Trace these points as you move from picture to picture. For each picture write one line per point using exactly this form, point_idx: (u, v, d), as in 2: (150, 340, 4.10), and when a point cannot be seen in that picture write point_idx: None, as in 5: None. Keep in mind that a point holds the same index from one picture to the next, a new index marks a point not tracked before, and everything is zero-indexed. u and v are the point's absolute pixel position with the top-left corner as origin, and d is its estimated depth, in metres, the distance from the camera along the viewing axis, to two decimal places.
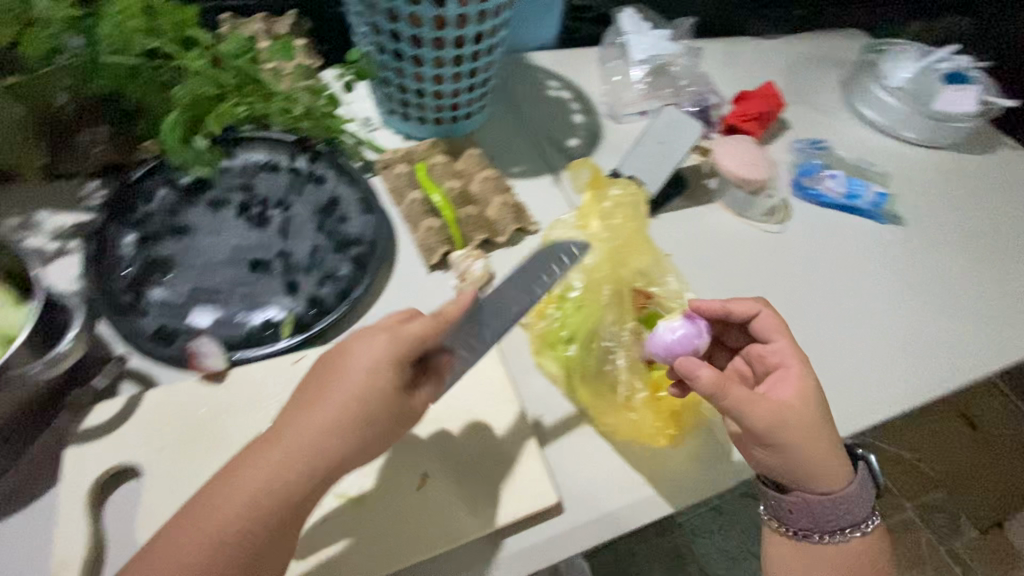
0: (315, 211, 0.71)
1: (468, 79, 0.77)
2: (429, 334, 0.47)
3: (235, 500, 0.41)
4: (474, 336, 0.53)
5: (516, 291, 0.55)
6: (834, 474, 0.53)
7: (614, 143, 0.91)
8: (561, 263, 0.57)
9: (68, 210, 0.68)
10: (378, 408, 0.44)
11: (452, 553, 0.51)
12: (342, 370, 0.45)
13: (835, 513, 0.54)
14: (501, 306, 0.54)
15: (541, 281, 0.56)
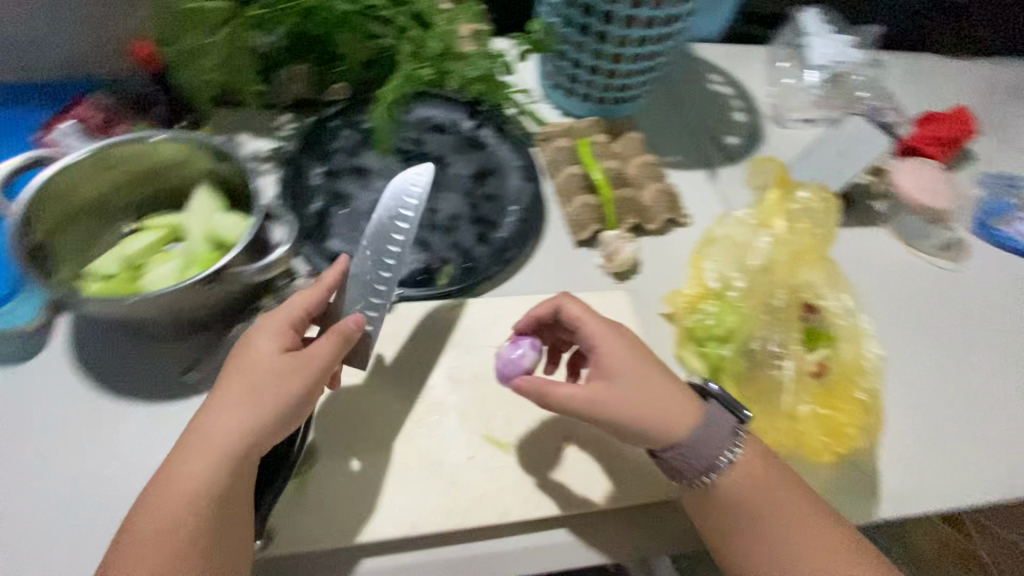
0: (477, 169, 0.73)
1: (644, 62, 0.76)
2: (309, 303, 0.50)
3: (169, 503, 0.41)
4: (376, 287, 0.54)
5: (405, 235, 0.56)
6: (684, 424, 0.48)
7: (774, 148, 0.86)
8: (407, 203, 0.57)
9: (262, 136, 0.74)
10: (277, 389, 0.44)
11: (579, 521, 0.52)
12: (240, 351, 0.46)
13: (696, 458, 0.47)
14: (381, 247, 0.55)
15: (394, 241, 0.56)
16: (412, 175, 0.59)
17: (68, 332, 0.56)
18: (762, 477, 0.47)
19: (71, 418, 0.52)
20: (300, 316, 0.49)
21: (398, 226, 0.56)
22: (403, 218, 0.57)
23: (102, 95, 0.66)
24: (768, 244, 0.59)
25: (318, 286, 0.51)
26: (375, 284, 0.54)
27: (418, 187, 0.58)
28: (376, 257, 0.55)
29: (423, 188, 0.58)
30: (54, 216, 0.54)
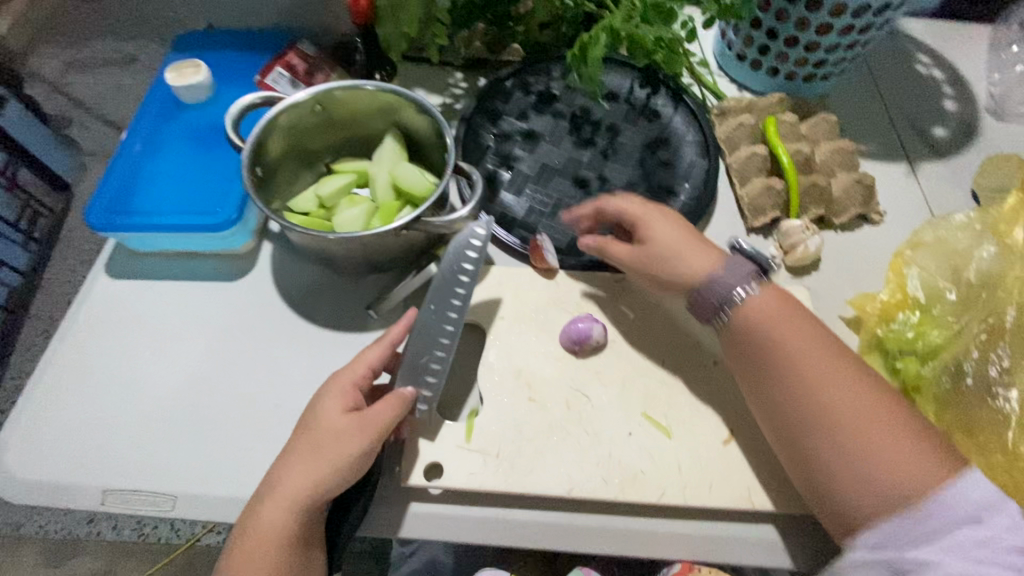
0: (647, 143, 0.70)
1: (854, 36, 0.68)
2: (374, 362, 0.50)
3: (261, 537, 0.44)
4: (440, 337, 0.51)
5: (465, 287, 0.53)
6: (693, 263, 0.53)
7: (993, 144, 0.74)
8: (471, 254, 0.54)
9: (439, 92, 0.76)
10: (340, 449, 0.45)
11: (733, 514, 0.50)
12: (308, 410, 0.48)
13: (718, 293, 0.51)
14: (444, 294, 0.53)
15: (460, 285, 0.53)
16: (469, 228, 0.55)
17: (275, 258, 0.62)
18: (815, 348, 0.47)
19: (277, 334, 0.58)
20: (362, 376, 0.49)
21: (460, 276, 0.53)
22: (466, 267, 0.54)
23: (308, 44, 0.71)
24: (994, 255, 0.52)
25: (384, 343, 0.51)
26: (437, 334, 0.51)
27: (479, 236, 0.55)
28: (433, 304, 0.52)
29: (484, 236, 0.55)
30: (274, 153, 0.59)
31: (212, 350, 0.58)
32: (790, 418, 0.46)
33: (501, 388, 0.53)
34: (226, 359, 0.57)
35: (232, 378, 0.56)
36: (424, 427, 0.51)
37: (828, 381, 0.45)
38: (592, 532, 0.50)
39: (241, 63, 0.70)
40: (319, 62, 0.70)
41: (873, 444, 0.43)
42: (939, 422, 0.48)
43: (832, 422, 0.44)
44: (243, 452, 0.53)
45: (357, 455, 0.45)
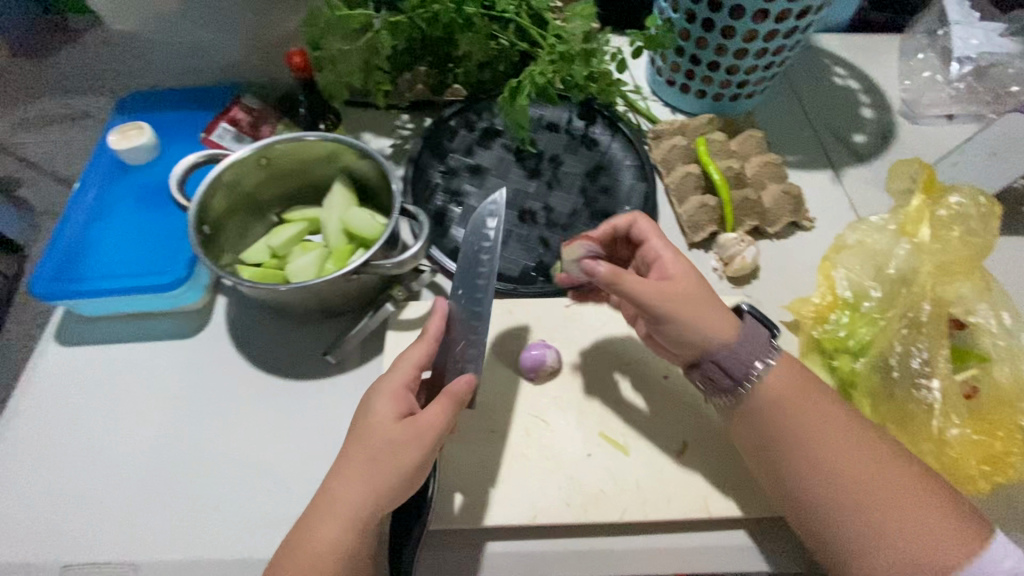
0: (588, 171, 0.74)
1: (769, 57, 0.73)
2: (421, 356, 0.50)
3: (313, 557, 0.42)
4: (471, 318, 0.53)
5: (485, 270, 0.54)
6: (724, 329, 0.50)
7: (909, 146, 0.79)
8: (486, 236, 0.56)
9: (386, 135, 0.78)
10: (399, 458, 0.44)
11: (699, 525, 0.52)
12: (359, 421, 0.47)
13: (740, 354, 0.49)
14: (471, 281, 0.55)
15: (481, 273, 0.54)
16: (480, 216, 0.57)
17: (231, 311, 0.63)
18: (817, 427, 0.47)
19: (237, 388, 0.58)
20: (409, 375, 0.49)
21: (482, 261, 0.55)
22: (484, 250, 0.56)
23: (252, 98, 0.73)
24: (909, 252, 0.55)
25: (428, 340, 0.51)
26: (467, 317, 0.53)
27: (491, 220, 0.57)
28: (463, 293, 0.55)
29: (498, 215, 0.57)
30: (221, 209, 0.60)
31: (173, 409, 0.58)
32: (792, 489, 0.46)
33: (462, 422, 0.54)
34: (188, 418, 0.57)
35: (195, 437, 0.56)
36: None
37: (826, 463, 0.45)
38: (559, 559, 0.50)
39: (185, 122, 0.71)
40: (264, 114, 0.72)
41: (886, 504, 0.43)
42: (876, 414, 0.51)
43: (837, 498, 0.44)
44: (208, 512, 0.52)
45: (417, 463, 0.45)
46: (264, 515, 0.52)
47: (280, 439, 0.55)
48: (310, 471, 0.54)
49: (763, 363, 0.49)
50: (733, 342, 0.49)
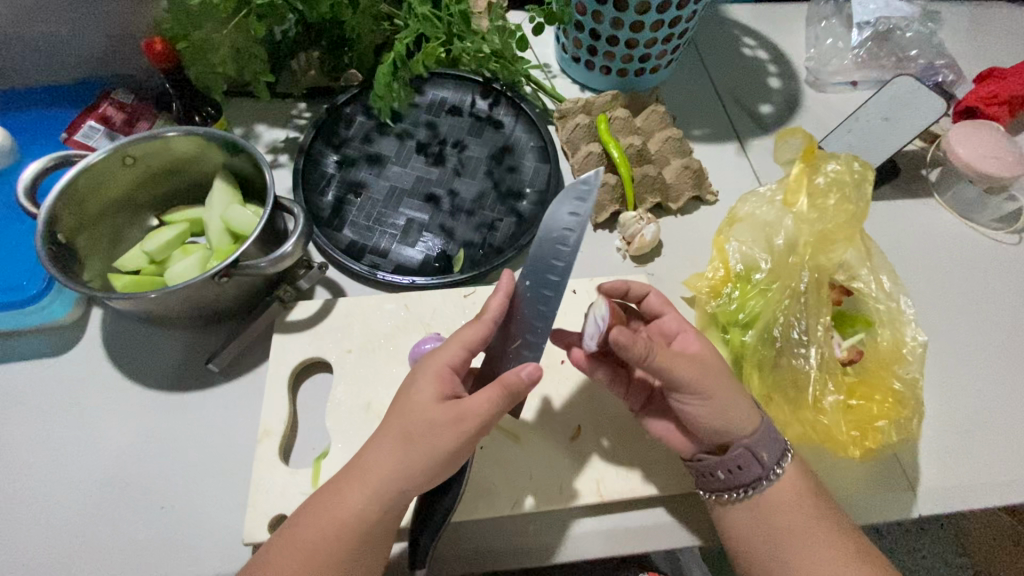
0: (491, 153, 0.71)
1: (668, 29, 0.71)
2: (474, 338, 0.44)
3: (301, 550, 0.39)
4: (537, 315, 0.44)
5: (558, 269, 0.42)
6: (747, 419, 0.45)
7: (813, 116, 0.80)
8: (568, 233, 0.41)
9: (279, 125, 0.74)
10: (436, 444, 0.39)
11: (594, 508, 0.52)
12: (400, 395, 0.42)
13: (772, 442, 0.45)
14: (540, 275, 0.43)
15: (556, 257, 0.42)
16: (569, 196, 0.41)
17: (106, 322, 0.59)
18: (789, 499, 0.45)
19: (109, 405, 0.54)
20: (457, 354, 0.43)
21: (555, 262, 0.42)
22: (562, 245, 0.42)
23: (123, 91, 0.67)
24: (793, 223, 0.54)
25: (484, 322, 0.44)
26: (532, 315, 0.44)
27: (580, 211, 0.41)
28: (531, 285, 0.44)
29: (586, 212, 0.40)
30: (79, 214, 0.56)
31: (35, 433, 0.53)
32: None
33: (351, 423, 0.52)
34: (53, 438, 0.53)
35: (62, 460, 0.52)
36: (269, 479, 0.49)
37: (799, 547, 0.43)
38: (456, 555, 0.50)
39: (50, 122, 0.67)
40: (139, 109, 0.67)
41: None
42: (762, 385, 0.51)
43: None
44: (72, 539, 0.48)
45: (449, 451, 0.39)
46: (136, 539, 0.48)
47: (157, 456, 0.52)
48: (188, 487, 0.50)
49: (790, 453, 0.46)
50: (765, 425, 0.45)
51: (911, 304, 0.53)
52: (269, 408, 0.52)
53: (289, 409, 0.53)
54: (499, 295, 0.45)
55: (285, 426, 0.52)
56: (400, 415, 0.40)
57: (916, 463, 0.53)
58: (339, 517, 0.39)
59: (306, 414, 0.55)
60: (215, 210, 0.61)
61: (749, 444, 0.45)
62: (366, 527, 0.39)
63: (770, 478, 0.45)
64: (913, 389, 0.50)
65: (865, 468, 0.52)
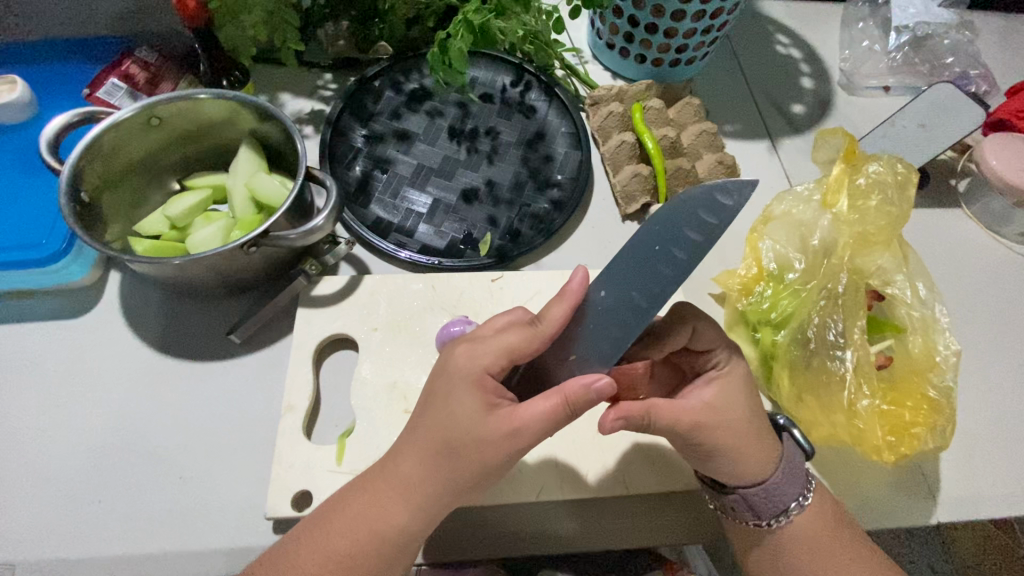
0: (522, 137, 0.69)
1: (709, 20, 0.69)
2: (522, 347, 0.39)
3: (332, 548, 0.38)
4: (627, 310, 0.39)
5: (678, 262, 0.37)
6: (767, 461, 0.44)
7: (844, 118, 0.79)
8: (701, 226, 0.37)
9: (305, 95, 0.72)
10: (482, 458, 0.37)
11: (615, 500, 0.52)
12: (436, 393, 0.39)
13: (775, 496, 0.44)
14: (648, 263, 0.38)
15: (666, 264, 0.38)
16: (718, 187, 0.37)
17: (125, 287, 0.57)
18: (817, 521, 0.45)
19: (126, 371, 0.53)
20: (498, 363, 0.39)
21: (673, 254, 0.37)
22: (689, 239, 0.37)
23: (146, 49, 0.64)
24: (829, 223, 0.54)
25: (538, 332, 0.39)
26: (622, 306, 0.39)
27: (726, 204, 0.37)
28: (634, 273, 0.39)
29: (732, 207, 0.36)
30: (101, 175, 0.54)
31: (49, 396, 0.52)
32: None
33: (375, 403, 0.52)
34: (68, 405, 0.51)
35: (76, 428, 0.50)
36: (291, 454, 0.49)
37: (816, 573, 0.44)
38: (476, 541, 0.50)
39: (70, 78, 0.64)
40: (162, 70, 0.65)
41: None
42: (792, 386, 0.51)
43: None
44: (85, 509, 0.47)
45: (490, 464, 0.38)
46: (153, 509, 0.47)
47: (175, 426, 0.51)
48: (206, 460, 0.50)
49: (799, 504, 0.44)
50: (774, 479, 0.44)
51: (945, 313, 0.54)
52: (293, 384, 0.52)
53: (313, 384, 0.52)
54: (564, 302, 0.40)
55: (309, 402, 0.51)
56: (433, 401, 0.39)
57: (938, 471, 0.53)
58: (369, 509, 0.38)
59: (331, 391, 0.54)
60: (238, 178, 0.59)
61: (743, 494, 0.44)
62: (396, 513, 0.38)
63: (762, 524, 0.45)
64: (948, 398, 0.50)
65: (887, 476, 0.52)
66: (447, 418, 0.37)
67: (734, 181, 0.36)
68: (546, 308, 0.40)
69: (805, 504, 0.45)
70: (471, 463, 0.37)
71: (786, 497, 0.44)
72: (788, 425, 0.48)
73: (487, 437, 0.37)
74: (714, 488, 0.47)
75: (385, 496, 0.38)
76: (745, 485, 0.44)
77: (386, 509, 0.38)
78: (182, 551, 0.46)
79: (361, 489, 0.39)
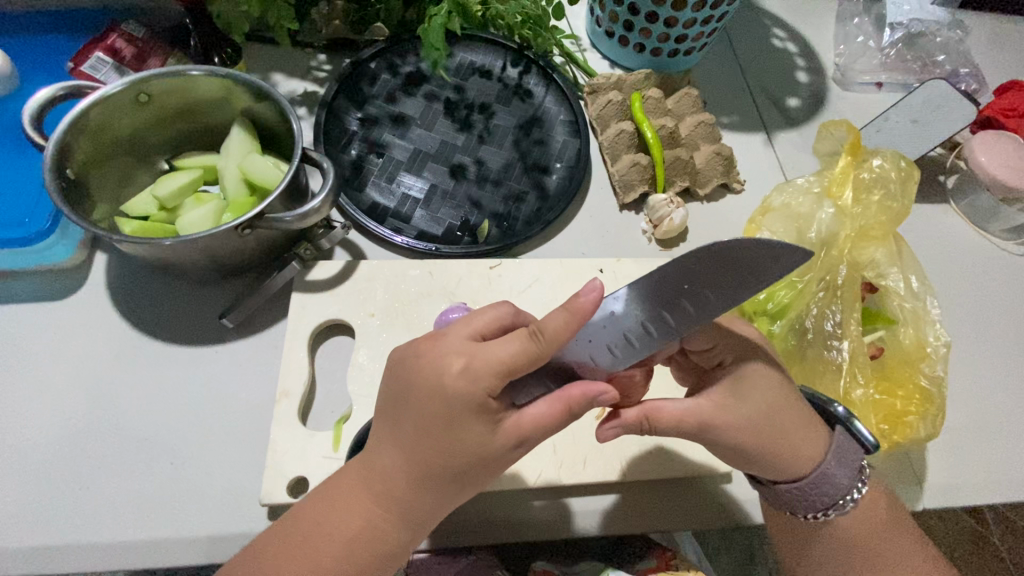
0: (519, 124, 0.69)
1: (709, 11, 0.68)
2: (519, 363, 0.35)
3: (327, 533, 0.36)
4: (634, 334, 0.40)
5: (706, 305, 0.38)
6: (815, 451, 0.44)
7: (839, 113, 0.80)
8: (739, 279, 0.38)
9: (298, 76, 0.70)
10: None
11: (612, 488, 0.52)
12: None
13: (827, 489, 0.44)
14: (672, 301, 0.39)
15: (686, 305, 0.39)
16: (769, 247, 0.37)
17: (113, 270, 0.55)
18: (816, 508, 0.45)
19: (112, 356, 0.52)
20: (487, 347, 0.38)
21: (698, 297, 0.38)
22: (720, 287, 0.38)
23: (134, 24, 0.62)
24: (831, 216, 0.54)
25: (539, 349, 0.35)
26: (631, 328, 0.40)
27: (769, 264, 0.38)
28: (653, 300, 0.39)
29: (774, 268, 0.38)
30: (88, 153, 0.52)
31: (30, 381, 0.50)
32: None
33: (372, 389, 0.51)
34: (55, 387, 0.50)
35: (63, 412, 0.49)
36: (287, 439, 0.48)
37: None
38: (472, 527, 0.50)
39: (55, 52, 0.62)
40: (150, 45, 0.62)
41: None
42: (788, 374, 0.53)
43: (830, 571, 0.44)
44: (71, 494, 0.46)
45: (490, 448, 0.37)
46: (142, 497, 0.46)
47: (167, 412, 0.50)
48: (198, 446, 0.49)
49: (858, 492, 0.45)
50: (829, 467, 0.44)
51: (936, 306, 0.55)
52: (288, 369, 0.51)
53: (308, 369, 0.52)
54: (569, 316, 0.35)
55: (304, 388, 0.51)
56: None
57: (926, 458, 0.54)
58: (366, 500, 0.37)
59: (328, 375, 0.54)
60: (230, 158, 0.57)
61: (796, 489, 0.44)
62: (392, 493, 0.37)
63: (803, 516, 0.45)
64: (939, 386, 0.51)
65: (879, 463, 0.53)
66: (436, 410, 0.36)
67: (790, 243, 0.37)
68: (548, 317, 0.36)
69: (859, 496, 0.45)
70: None
71: (848, 483, 0.44)
72: (846, 417, 0.47)
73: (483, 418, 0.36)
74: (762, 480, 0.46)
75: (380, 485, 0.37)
76: (794, 480, 0.44)
77: None
78: (175, 537, 0.45)
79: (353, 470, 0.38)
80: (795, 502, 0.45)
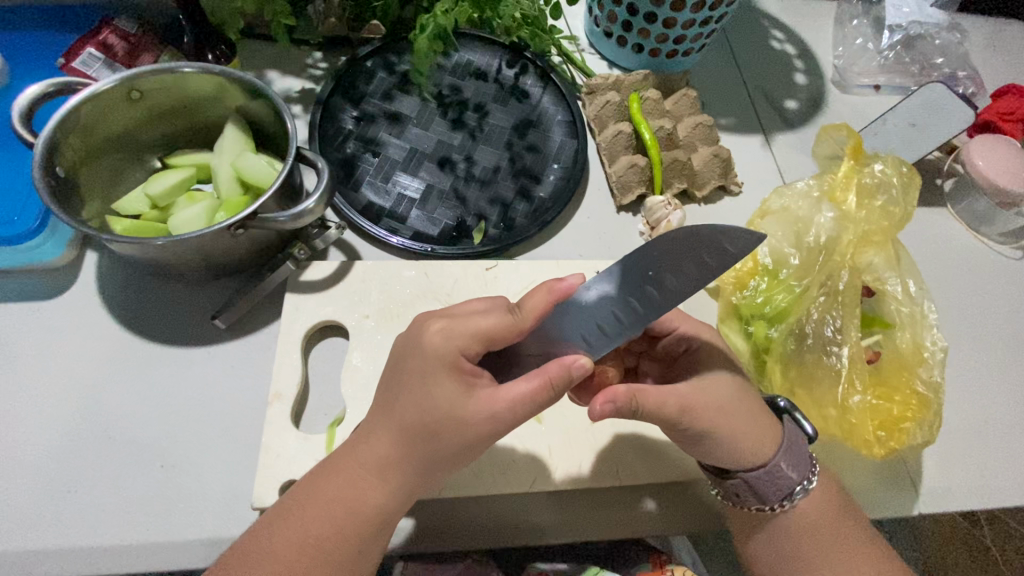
0: (516, 123, 0.68)
1: (708, 12, 0.68)
2: (498, 333, 0.38)
3: (310, 536, 0.36)
4: (604, 321, 0.39)
5: (674, 288, 0.37)
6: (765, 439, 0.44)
7: (837, 116, 0.79)
8: (700, 264, 0.38)
9: (293, 73, 0.69)
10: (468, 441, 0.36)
11: (608, 492, 0.52)
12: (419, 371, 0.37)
13: (782, 478, 0.44)
14: (638, 285, 0.38)
15: (650, 288, 0.38)
16: (726, 234, 0.38)
17: (103, 269, 0.55)
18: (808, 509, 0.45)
19: (102, 356, 0.51)
20: (476, 347, 0.37)
21: (661, 281, 0.38)
22: (684, 273, 0.38)
23: (126, 20, 0.61)
24: (831, 220, 0.55)
25: (517, 322, 0.38)
26: (601, 314, 0.39)
27: (727, 250, 0.38)
28: (621, 285, 0.39)
29: (734, 254, 0.37)
30: (78, 151, 0.51)
31: (16, 382, 0.49)
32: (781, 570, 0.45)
33: (365, 390, 0.51)
34: (42, 387, 0.49)
35: (49, 413, 0.48)
36: (278, 442, 0.48)
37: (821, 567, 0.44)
38: (465, 531, 0.49)
39: (46, 47, 0.61)
40: (143, 41, 0.62)
41: None
42: (786, 379, 0.53)
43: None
44: (56, 496, 0.45)
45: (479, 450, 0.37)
46: (131, 500, 0.46)
47: (157, 413, 0.49)
48: (187, 447, 0.48)
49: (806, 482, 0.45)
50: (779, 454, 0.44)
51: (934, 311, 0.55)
52: (280, 370, 0.50)
53: (301, 373, 0.51)
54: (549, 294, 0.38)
55: (297, 390, 0.50)
56: (411, 384, 0.37)
57: (921, 464, 0.54)
58: (354, 504, 0.37)
59: (321, 376, 0.53)
60: (224, 156, 0.56)
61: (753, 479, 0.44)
62: (380, 495, 0.37)
63: (771, 508, 0.45)
64: (936, 392, 0.51)
65: (874, 467, 0.54)
66: (425, 401, 0.36)
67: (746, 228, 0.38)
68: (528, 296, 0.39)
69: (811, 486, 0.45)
70: (456, 446, 0.36)
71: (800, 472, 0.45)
72: (789, 408, 0.47)
73: (473, 419, 0.36)
74: (717, 474, 0.47)
75: (367, 477, 0.37)
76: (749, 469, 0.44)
77: (373, 494, 0.37)
78: (162, 541, 0.44)
79: (339, 469, 0.38)
80: (751, 492, 0.45)
